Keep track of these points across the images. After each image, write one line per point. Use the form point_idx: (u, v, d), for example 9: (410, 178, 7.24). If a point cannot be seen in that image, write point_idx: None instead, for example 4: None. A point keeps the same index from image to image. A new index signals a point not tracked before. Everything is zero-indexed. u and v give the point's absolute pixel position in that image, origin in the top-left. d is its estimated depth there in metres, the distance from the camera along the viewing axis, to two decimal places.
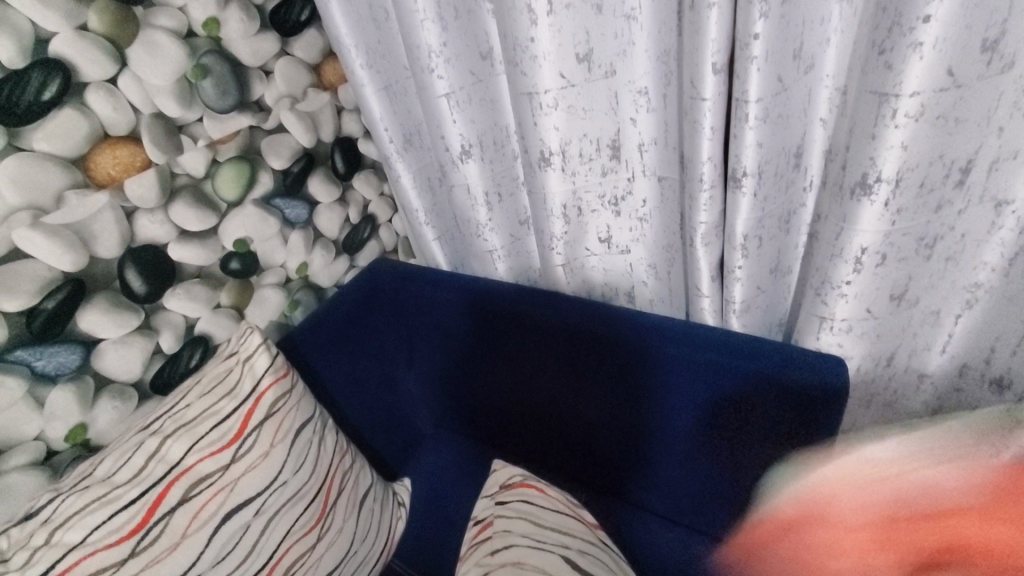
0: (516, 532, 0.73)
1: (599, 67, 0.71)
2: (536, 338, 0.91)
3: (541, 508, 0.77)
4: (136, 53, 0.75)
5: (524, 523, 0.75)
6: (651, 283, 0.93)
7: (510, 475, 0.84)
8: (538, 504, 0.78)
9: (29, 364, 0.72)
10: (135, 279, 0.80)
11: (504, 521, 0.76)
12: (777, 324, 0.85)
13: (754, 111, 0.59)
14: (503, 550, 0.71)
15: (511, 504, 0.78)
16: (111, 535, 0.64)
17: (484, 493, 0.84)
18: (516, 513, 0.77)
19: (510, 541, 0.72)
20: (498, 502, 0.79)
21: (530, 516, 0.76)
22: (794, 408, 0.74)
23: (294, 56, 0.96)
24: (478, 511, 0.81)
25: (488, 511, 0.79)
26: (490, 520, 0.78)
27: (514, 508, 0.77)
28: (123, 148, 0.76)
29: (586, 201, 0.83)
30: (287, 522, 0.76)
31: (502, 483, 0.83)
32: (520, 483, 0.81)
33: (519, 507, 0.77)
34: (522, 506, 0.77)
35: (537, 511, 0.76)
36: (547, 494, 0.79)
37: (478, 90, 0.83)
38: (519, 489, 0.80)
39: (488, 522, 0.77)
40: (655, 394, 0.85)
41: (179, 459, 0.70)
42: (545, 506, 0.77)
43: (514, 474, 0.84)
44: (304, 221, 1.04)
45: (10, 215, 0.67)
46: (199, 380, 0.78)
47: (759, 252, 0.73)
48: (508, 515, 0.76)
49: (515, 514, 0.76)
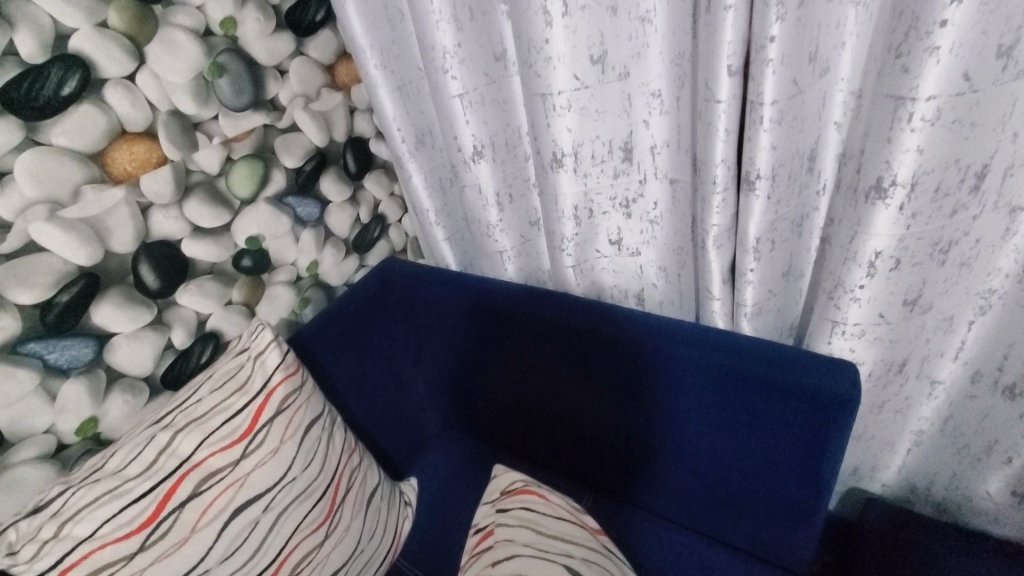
0: (518, 541, 0.73)
1: (612, 69, 0.71)
2: (544, 339, 0.92)
3: (545, 517, 0.77)
4: (155, 50, 0.76)
5: (527, 532, 0.75)
6: (661, 285, 0.92)
7: (511, 480, 0.83)
8: (541, 513, 0.77)
9: (43, 356, 0.72)
10: (148, 274, 0.81)
11: (507, 530, 0.75)
12: (788, 328, 0.84)
13: (769, 114, 0.59)
14: (506, 560, 0.71)
15: (513, 513, 0.78)
16: (121, 528, 0.65)
17: (485, 499, 0.83)
18: (520, 522, 0.76)
19: (513, 551, 0.72)
20: (501, 511, 0.79)
21: (533, 525, 0.75)
22: (803, 413, 0.74)
23: (309, 56, 0.97)
24: (480, 516, 0.80)
25: (489, 519, 0.79)
26: (491, 529, 0.77)
27: (517, 517, 0.77)
28: (139, 144, 0.76)
29: (597, 203, 0.84)
30: (295, 519, 0.76)
31: (503, 489, 0.82)
32: (522, 489, 0.81)
33: (522, 516, 0.77)
34: (525, 515, 0.77)
35: (540, 521, 0.76)
36: (549, 501, 0.79)
37: (491, 91, 0.83)
38: (520, 496, 0.80)
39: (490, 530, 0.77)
40: (664, 396, 0.85)
41: (190, 453, 0.70)
42: (546, 513, 0.77)
43: (515, 479, 0.83)
44: (316, 220, 1.04)
45: (27, 209, 0.68)
46: (211, 375, 0.79)
47: (770, 255, 0.72)
48: (510, 524, 0.76)
49: (518, 523, 0.76)
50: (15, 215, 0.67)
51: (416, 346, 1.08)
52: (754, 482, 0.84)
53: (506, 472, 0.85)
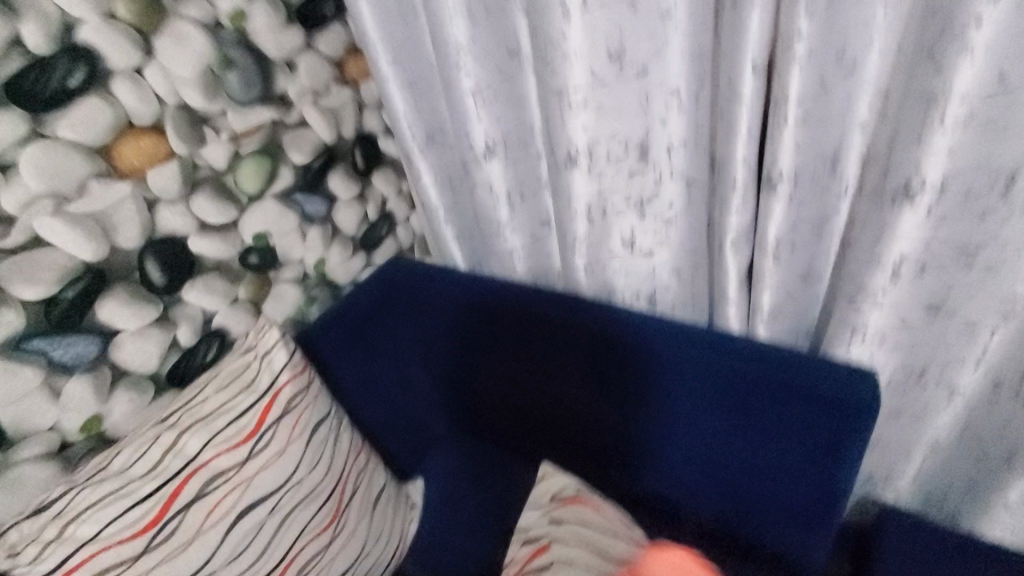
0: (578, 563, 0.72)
1: (631, 66, 0.69)
2: (554, 341, 0.90)
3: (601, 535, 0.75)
4: (163, 43, 0.75)
5: (584, 550, 0.73)
6: (674, 288, 0.89)
7: (563, 487, 0.81)
8: (597, 530, 0.75)
9: (47, 353, 0.71)
10: (154, 270, 0.79)
11: (564, 549, 0.74)
12: (805, 333, 0.82)
13: (793, 113, 0.58)
14: None
15: (569, 526, 0.76)
16: (125, 530, 0.63)
17: (533, 503, 0.81)
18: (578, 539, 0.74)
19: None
20: (556, 522, 0.77)
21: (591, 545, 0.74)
22: (820, 419, 0.73)
23: (318, 50, 0.95)
24: (531, 525, 0.78)
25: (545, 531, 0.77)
26: (546, 544, 0.75)
27: (575, 534, 0.75)
28: (146, 138, 0.75)
29: (611, 203, 0.81)
30: (301, 522, 0.74)
31: (554, 497, 0.80)
32: (574, 500, 0.79)
33: (579, 532, 0.75)
34: (580, 530, 0.75)
35: (599, 539, 0.74)
36: (601, 512, 0.77)
37: (505, 88, 0.82)
38: (573, 507, 0.78)
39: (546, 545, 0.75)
40: (676, 400, 0.83)
41: (196, 453, 0.69)
42: (599, 528, 0.75)
43: (567, 485, 0.81)
44: (323, 217, 1.03)
45: (31, 203, 0.67)
46: (216, 374, 0.77)
47: (790, 258, 0.71)
48: (567, 540, 0.74)
49: (575, 540, 0.74)
50: (19, 209, 0.66)
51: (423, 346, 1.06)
52: (768, 489, 0.82)
53: (556, 475, 0.82)
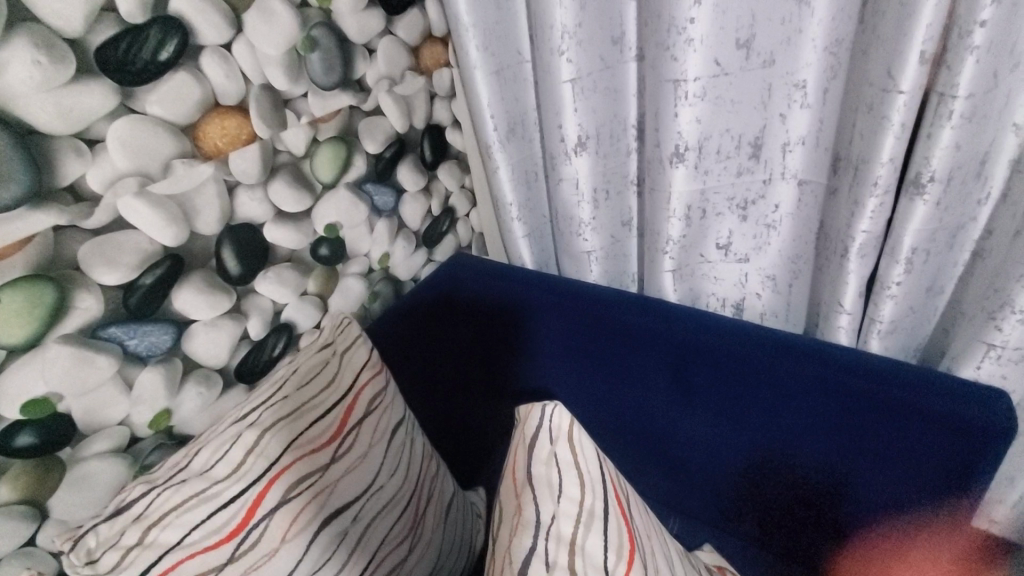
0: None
1: (757, 55, 0.66)
2: (640, 350, 0.84)
3: (607, 531, 0.53)
4: (253, 19, 0.70)
5: None
6: (766, 295, 0.85)
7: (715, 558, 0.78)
8: (615, 547, 0.52)
9: (122, 343, 0.67)
10: (230, 259, 0.75)
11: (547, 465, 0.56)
12: (913, 350, 0.80)
13: (959, 107, 0.56)
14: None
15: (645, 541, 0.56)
16: (209, 537, 0.57)
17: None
18: (584, 516, 0.53)
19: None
20: (532, 411, 0.59)
21: None
22: (946, 444, 0.67)
23: (397, 36, 0.91)
24: None
25: (496, 532, 0.57)
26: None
27: (585, 435, 0.58)
28: (231, 119, 0.71)
29: (712, 202, 0.78)
30: (382, 530, 0.69)
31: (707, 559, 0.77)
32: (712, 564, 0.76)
33: (557, 484, 0.55)
34: (580, 435, 0.57)
35: (562, 508, 0.54)
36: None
37: (604, 77, 0.78)
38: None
39: (528, 421, 0.58)
40: (774, 415, 0.76)
41: (277, 456, 0.63)
42: None
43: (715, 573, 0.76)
44: (391, 209, 1.00)
45: (116, 180, 0.62)
46: (295, 371, 0.71)
47: (920, 268, 0.69)
48: None
49: (549, 487, 0.54)
50: (105, 188, 0.62)
51: (483, 362, 0.98)
52: (873, 512, 0.75)
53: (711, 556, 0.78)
